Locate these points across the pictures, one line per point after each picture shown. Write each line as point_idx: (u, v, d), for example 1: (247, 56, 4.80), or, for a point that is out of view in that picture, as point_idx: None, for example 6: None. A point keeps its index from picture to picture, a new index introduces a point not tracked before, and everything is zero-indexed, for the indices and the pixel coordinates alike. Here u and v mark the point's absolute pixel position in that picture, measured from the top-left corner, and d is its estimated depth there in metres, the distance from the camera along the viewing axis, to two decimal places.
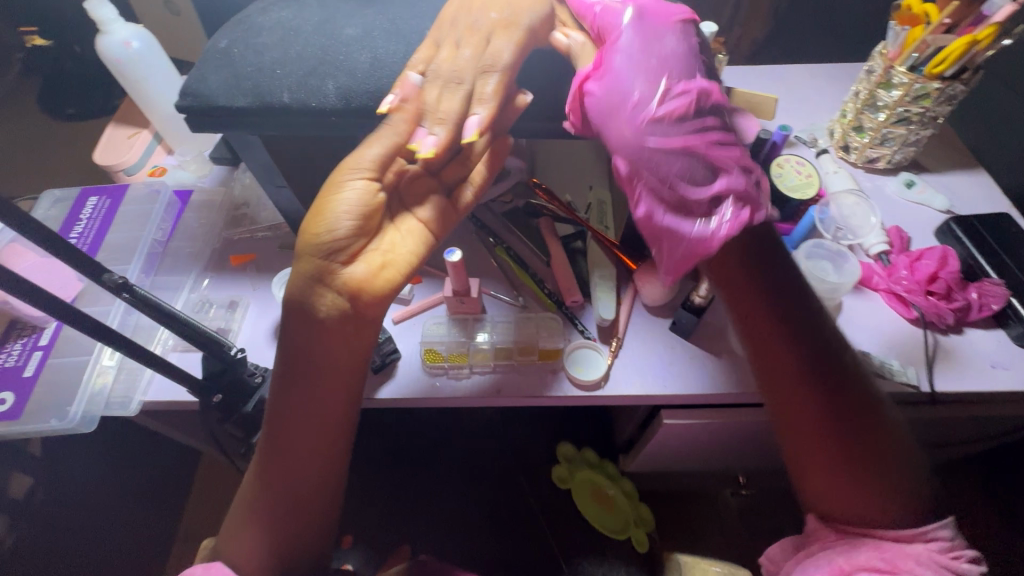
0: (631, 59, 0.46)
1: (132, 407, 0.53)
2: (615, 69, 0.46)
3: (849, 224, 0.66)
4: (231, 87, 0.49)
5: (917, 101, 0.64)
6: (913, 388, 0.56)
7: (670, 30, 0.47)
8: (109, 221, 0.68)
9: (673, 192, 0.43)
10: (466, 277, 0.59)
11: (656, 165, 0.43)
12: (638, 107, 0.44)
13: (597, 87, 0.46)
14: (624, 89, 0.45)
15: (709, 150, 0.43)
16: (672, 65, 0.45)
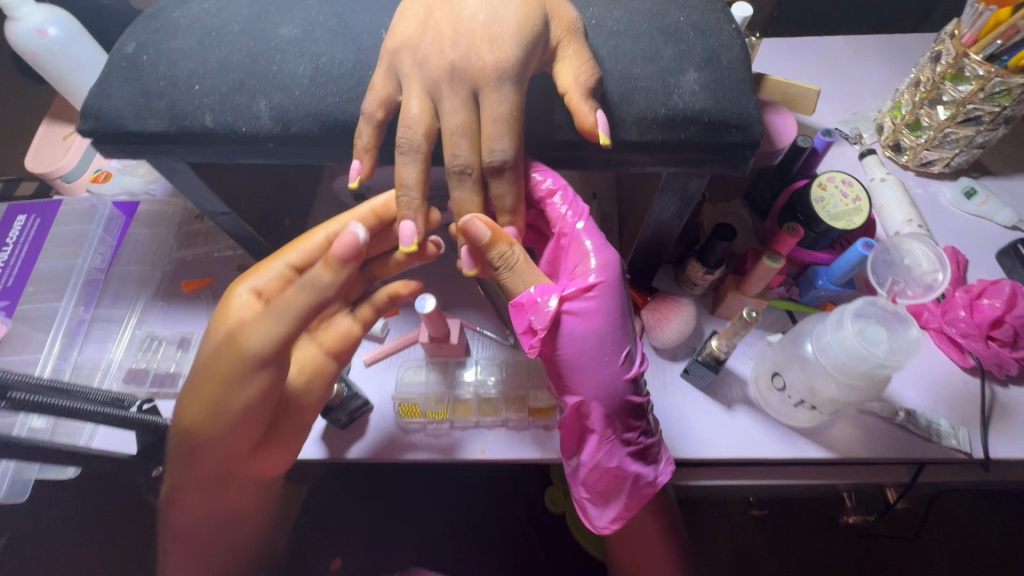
0: (616, 311, 0.41)
1: (69, 472, 0.49)
2: (604, 315, 0.40)
3: (912, 276, 0.52)
4: (141, 107, 0.39)
5: (993, 99, 0.52)
6: (965, 455, 0.48)
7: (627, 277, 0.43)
8: (38, 245, 0.59)
9: (640, 444, 0.43)
10: (445, 319, 0.50)
11: (619, 431, 0.43)
12: (618, 368, 0.41)
13: (574, 333, 0.40)
14: (612, 355, 0.41)
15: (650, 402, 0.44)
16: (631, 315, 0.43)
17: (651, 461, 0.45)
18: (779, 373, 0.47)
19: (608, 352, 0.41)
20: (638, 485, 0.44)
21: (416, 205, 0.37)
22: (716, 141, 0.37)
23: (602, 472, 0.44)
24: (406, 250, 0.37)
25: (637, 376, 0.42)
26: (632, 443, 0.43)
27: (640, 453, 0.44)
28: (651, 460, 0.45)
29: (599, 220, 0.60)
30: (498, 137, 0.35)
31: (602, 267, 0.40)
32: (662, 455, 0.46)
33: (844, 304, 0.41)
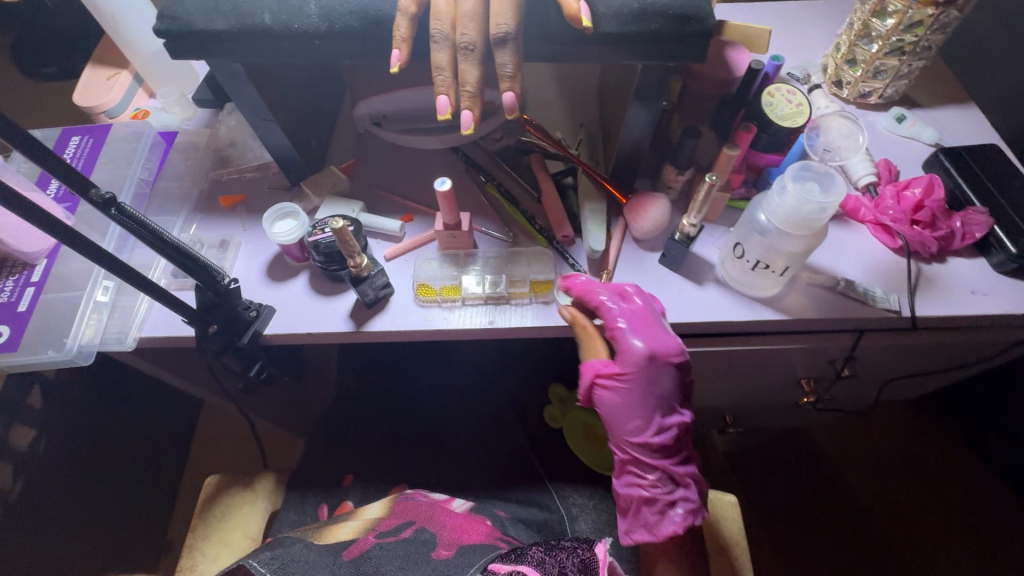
0: (636, 393, 0.54)
1: (128, 342, 0.54)
2: (633, 385, 0.54)
3: (837, 147, 0.66)
4: (209, 8, 0.48)
5: (911, 29, 0.63)
6: (896, 314, 0.57)
7: (672, 373, 0.54)
8: (94, 159, 0.67)
9: (652, 496, 0.55)
10: (457, 210, 0.59)
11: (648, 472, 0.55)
12: (644, 424, 0.54)
13: (610, 396, 0.55)
14: (626, 415, 0.54)
15: (677, 469, 0.55)
16: (662, 404, 0.54)
17: (677, 505, 0.54)
18: (739, 245, 0.57)
19: (637, 413, 0.54)
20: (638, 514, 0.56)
21: (449, 83, 0.45)
22: (679, 30, 0.46)
23: (632, 502, 0.56)
24: (442, 120, 0.45)
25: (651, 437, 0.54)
26: (658, 494, 0.55)
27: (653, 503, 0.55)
28: (680, 510, 0.54)
29: (586, 142, 0.70)
30: (503, 15, 0.44)
31: (632, 351, 0.53)
32: (690, 509, 0.54)
33: (785, 171, 0.50)
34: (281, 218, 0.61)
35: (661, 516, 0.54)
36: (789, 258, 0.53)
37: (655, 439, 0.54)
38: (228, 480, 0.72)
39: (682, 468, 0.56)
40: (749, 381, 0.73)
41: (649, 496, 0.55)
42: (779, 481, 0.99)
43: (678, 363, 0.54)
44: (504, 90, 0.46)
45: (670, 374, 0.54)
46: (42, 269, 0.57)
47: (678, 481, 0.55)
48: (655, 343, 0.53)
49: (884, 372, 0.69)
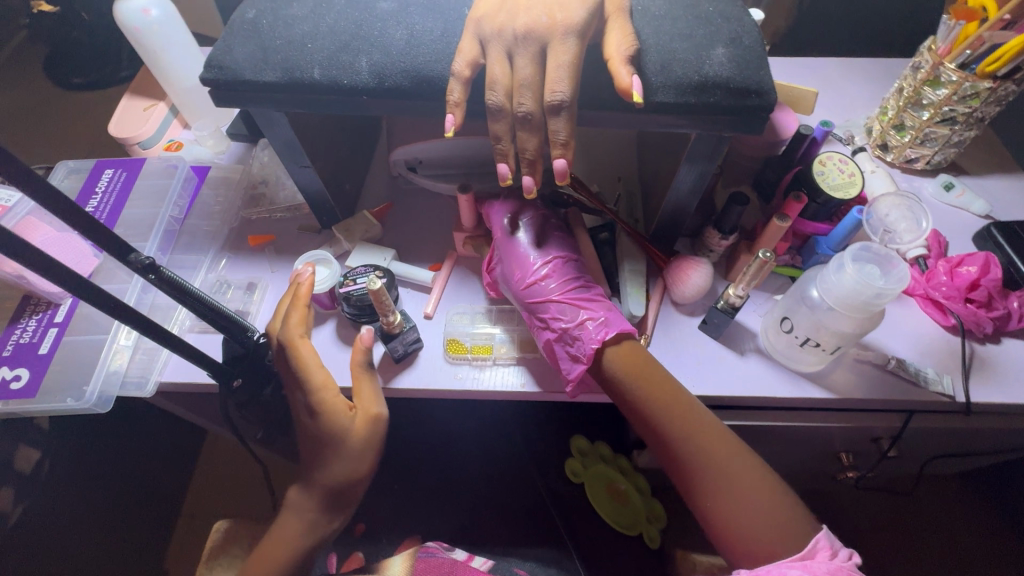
0: (515, 248, 0.57)
1: (148, 388, 0.52)
2: (507, 247, 0.57)
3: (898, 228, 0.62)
4: (259, 60, 0.47)
5: (965, 100, 0.61)
6: (949, 398, 0.54)
7: (536, 224, 0.58)
8: (125, 195, 0.67)
9: (558, 328, 0.53)
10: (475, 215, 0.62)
11: (545, 306, 0.54)
12: (527, 266, 0.55)
13: (499, 270, 0.58)
14: (513, 271, 0.56)
15: (572, 294, 0.53)
16: (537, 248, 0.56)
17: (586, 322, 0.52)
18: (787, 318, 0.55)
19: (516, 262, 0.56)
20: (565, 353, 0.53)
21: (509, 152, 0.46)
22: (739, 105, 0.45)
23: (555, 351, 0.54)
24: (505, 185, 0.46)
25: (535, 278, 0.55)
26: (562, 322, 0.52)
27: (565, 337, 0.52)
28: (594, 325, 0.52)
29: (624, 198, 0.68)
30: (560, 81, 0.42)
31: (497, 219, 0.59)
32: (602, 320, 0.52)
33: (843, 250, 0.49)
34: (312, 264, 0.60)
35: (577, 342, 0.51)
36: (841, 337, 0.51)
37: (537, 274, 0.55)
38: (236, 527, 0.69)
39: (577, 290, 0.54)
40: (783, 450, 0.69)
41: (555, 331, 0.53)
42: None
43: (537, 219, 0.58)
44: (555, 156, 0.44)
45: (533, 225, 0.58)
46: (66, 310, 0.55)
47: (577, 302, 0.53)
48: (517, 208, 0.59)
49: (928, 448, 0.65)
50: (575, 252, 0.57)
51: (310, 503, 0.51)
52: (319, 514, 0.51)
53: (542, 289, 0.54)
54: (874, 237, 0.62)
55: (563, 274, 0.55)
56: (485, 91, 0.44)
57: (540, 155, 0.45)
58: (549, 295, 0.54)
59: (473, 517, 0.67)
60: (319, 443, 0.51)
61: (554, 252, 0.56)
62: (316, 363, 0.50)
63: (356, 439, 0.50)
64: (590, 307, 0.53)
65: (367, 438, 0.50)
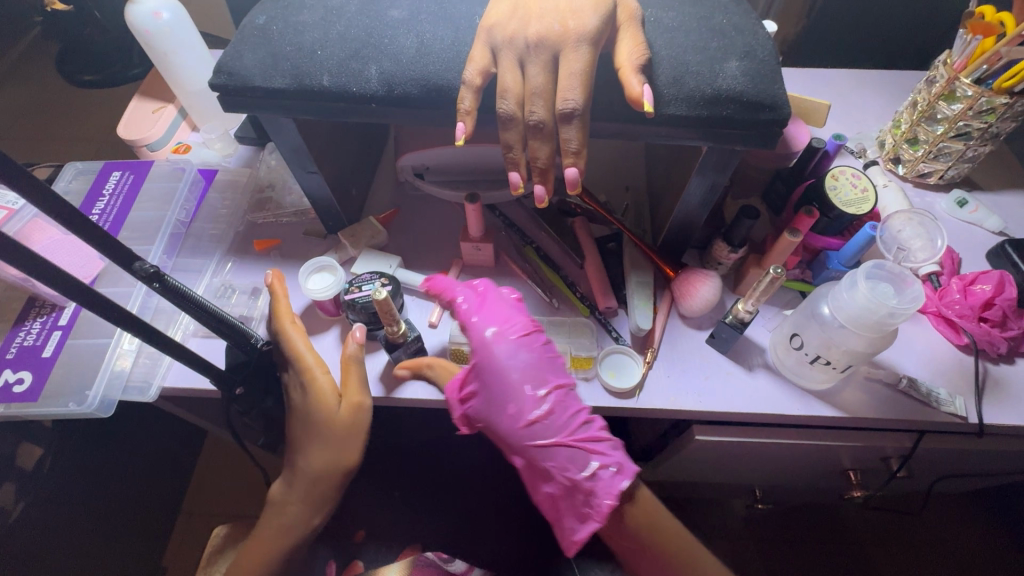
0: (509, 378, 0.47)
1: (150, 393, 0.52)
2: (494, 379, 0.47)
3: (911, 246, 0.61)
4: (268, 66, 0.47)
5: (981, 116, 0.60)
6: (962, 419, 0.53)
7: (528, 344, 0.48)
8: (132, 198, 0.67)
9: (567, 482, 0.45)
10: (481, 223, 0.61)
11: (547, 454, 0.45)
12: (525, 402, 0.46)
13: (480, 400, 0.48)
14: (503, 406, 0.46)
15: (578, 433, 0.46)
16: (533, 378, 0.47)
17: (602, 471, 0.45)
18: (797, 335, 0.54)
19: (509, 396, 0.46)
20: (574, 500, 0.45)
21: (520, 161, 0.45)
22: (753, 118, 0.44)
23: (558, 503, 0.46)
24: (517, 193, 0.46)
25: (535, 417, 0.46)
26: (570, 476, 0.45)
27: (573, 491, 0.45)
28: (608, 472, 0.45)
29: (632, 209, 0.68)
30: (571, 89, 0.42)
31: (484, 338, 0.48)
32: (616, 464, 0.45)
33: (856, 267, 0.48)
34: (317, 270, 0.59)
35: (592, 498, 0.44)
36: (853, 356, 0.50)
37: (536, 412, 0.46)
38: (236, 532, 0.68)
39: (584, 428, 0.46)
40: (790, 467, 0.68)
41: (563, 485, 0.45)
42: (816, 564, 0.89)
43: (524, 335, 0.48)
44: (566, 165, 0.43)
45: (527, 346, 0.48)
46: (69, 314, 0.55)
47: (587, 446, 0.45)
48: (502, 327, 0.48)
49: (939, 468, 0.64)
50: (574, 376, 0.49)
51: (291, 496, 0.51)
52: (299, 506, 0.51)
53: (546, 431, 0.45)
54: (887, 254, 0.62)
55: (566, 410, 0.46)
56: (496, 99, 0.44)
57: (551, 164, 0.45)
58: (554, 436, 0.46)
59: (474, 527, 0.66)
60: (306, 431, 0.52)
61: (553, 380, 0.47)
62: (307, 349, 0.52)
63: (338, 424, 0.51)
64: (602, 452, 0.46)
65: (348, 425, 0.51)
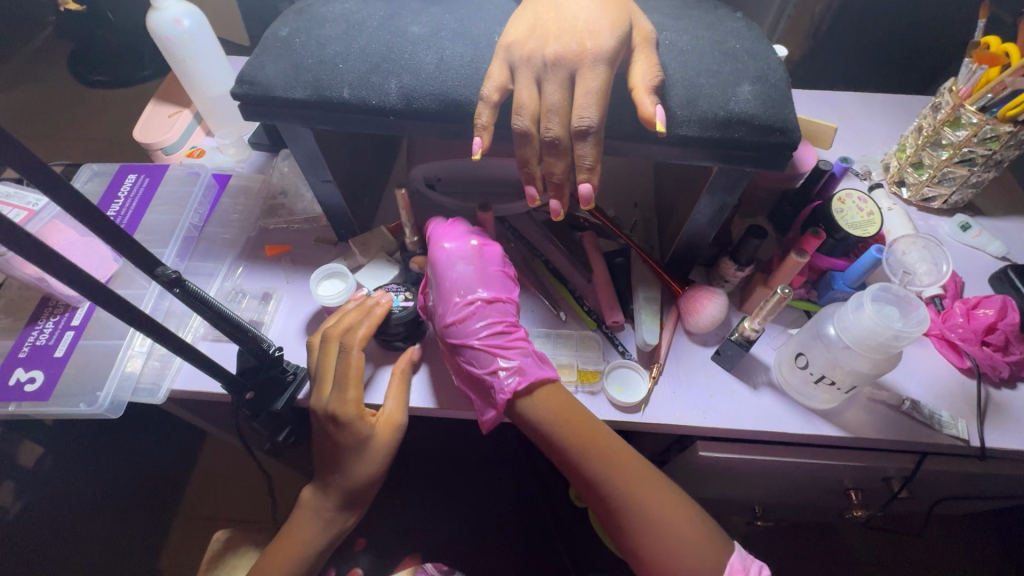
0: (447, 283, 0.54)
1: (160, 395, 0.52)
2: (436, 282, 0.55)
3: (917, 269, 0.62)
4: (290, 77, 0.48)
5: (985, 143, 0.61)
6: (963, 442, 0.54)
7: (472, 258, 0.55)
8: (147, 200, 0.68)
9: (475, 373, 0.51)
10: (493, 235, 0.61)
11: (462, 348, 0.52)
12: (452, 303, 0.53)
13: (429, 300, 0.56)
14: (437, 306, 0.54)
15: (490, 337, 0.52)
16: (466, 287, 0.54)
17: (498, 370, 0.50)
18: (802, 354, 0.54)
19: (444, 298, 0.54)
20: (480, 387, 0.52)
21: (534, 176, 0.46)
22: (763, 141, 0.45)
23: (472, 391, 0.53)
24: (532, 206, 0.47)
25: (456, 316, 0.52)
26: (476, 369, 0.51)
27: (481, 383, 0.51)
28: (508, 373, 0.50)
29: (640, 224, 0.69)
30: (587, 107, 0.42)
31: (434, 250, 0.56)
32: (517, 368, 0.50)
33: (864, 290, 0.49)
34: (327, 277, 0.60)
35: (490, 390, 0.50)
36: (856, 377, 0.51)
37: (459, 314, 0.52)
38: (237, 536, 0.67)
39: (496, 335, 0.52)
40: (791, 485, 0.68)
41: (472, 375, 0.52)
42: None
43: (476, 254, 0.55)
44: (580, 181, 0.44)
45: (471, 259, 0.55)
46: (84, 314, 0.56)
47: (494, 348, 0.51)
48: (457, 242, 0.56)
49: (940, 490, 0.64)
50: (511, 295, 0.55)
51: (327, 502, 0.54)
52: (338, 512, 0.54)
53: (463, 332, 0.52)
54: (892, 278, 0.62)
55: (485, 316, 0.53)
56: (513, 115, 0.45)
57: (566, 179, 0.46)
58: (467, 334, 0.52)
59: (475, 538, 0.66)
60: (341, 451, 0.52)
61: (484, 292, 0.54)
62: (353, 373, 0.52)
63: (380, 446, 0.52)
64: (509, 356, 0.51)
65: (389, 445, 0.53)
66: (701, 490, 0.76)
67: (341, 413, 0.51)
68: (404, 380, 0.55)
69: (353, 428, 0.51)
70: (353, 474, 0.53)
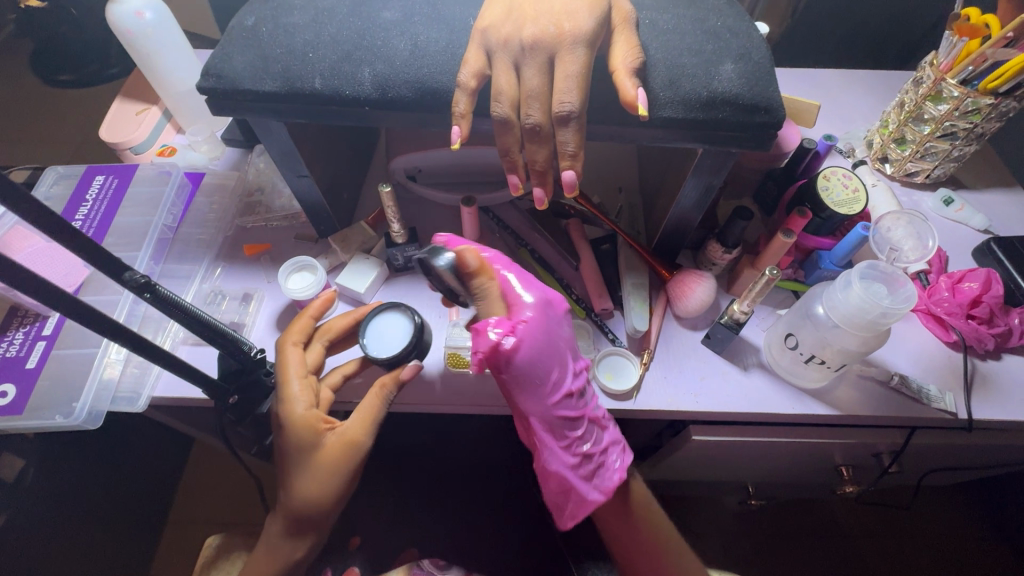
0: (558, 346, 0.49)
1: (140, 403, 0.51)
2: (546, 341, 0.48)
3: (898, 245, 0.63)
4: (258, 69, 0.46)
5: (966, 116, 0.61)
6: (952, 415, 0.54)
7: (566, 323, 0.52)
8: (117, 202, 0.65)
9: (591, 451, 0.50)
10: (477, 227, 0.60)
11: (578, 423, 0.50)
12: (566, 372, 0.49)
13: (526, 356, 0.46)
14: (551, 370, 0.48)
15: (597, 412, 0.51)
16: (572, 354, 0.50)
17: (610, 448, 0.51)
18: (791, 335, 0.54)
19: (558, 363, 0.48)
20: (589, 466, 0.50)
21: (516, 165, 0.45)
22: (749, 120, 0.44)
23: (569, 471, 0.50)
24: (515, 195, 0.46)
25: (578, 387, 0.49)
26: (590, 445, 0.50)
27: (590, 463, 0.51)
28: (613, 450, 0.52)
29: (626, 210, 0.68)
30: (567, 92, 0.41)
31: (533, 301, 0.48)
32: (620, 445, 0.53)
33: (851, 268, 0.49)
34: (296, 270, 0.59)
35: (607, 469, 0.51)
36: (846, 355, 0.51)
37: (576, 385, 0.49)
38: (229, 542, 0.66)
39: (598, 406, 0.52)
40: (781, 463, 0.69)
41: (587, 451, 0.50)
42: (805, 556, 0.91)
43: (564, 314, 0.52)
44: (563, 168, 0.43)
45: (567, 324, 0.51)
46: (54, 323, 0.54)
47: (604, 423, 0.51)
48: (551, 298, 0.51)
49: (929, 463, 0.65)
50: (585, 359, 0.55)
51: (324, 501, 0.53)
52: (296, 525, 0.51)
53: (580, 403, 0.50)
54: (880, 255, 0.62)
55: (590, 387, 0.52)
56: (491, 102, 0.43)
57: (549, 167, 0.45)
58: (584, 406, 0.50)
59: (471, 532, 0.65)
60: (289, 459, 0.51)
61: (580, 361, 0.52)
62: (296, 374, 0.51)
63: (330, 459, 0.50)
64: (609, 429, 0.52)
65: (339, 459, 0.50)
66: (694, 473, 0.77)
67: (289, 412, 0.50)
68: (382, 396, 0.51)
69: (300, 431, 0.50)
70: (303, 491, 0.50)
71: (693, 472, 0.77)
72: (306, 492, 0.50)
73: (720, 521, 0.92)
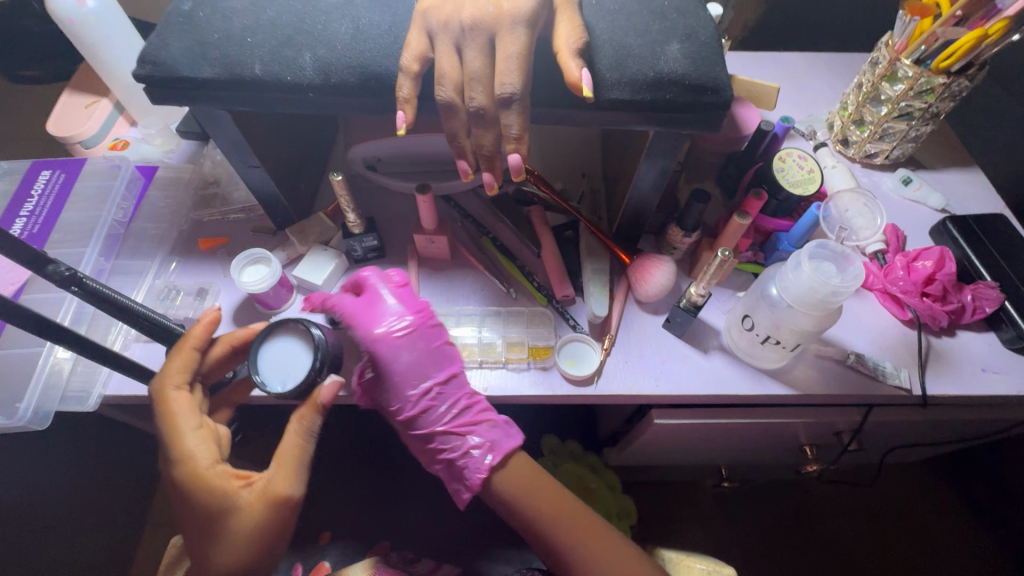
0: (393, 376, 0.50)
1: (90, 403, 0.49)
2: (381, 375, 0.51)
3: (853, 225, 0.64)
4: (195, 55, 0.45)
5: (921, 96, 0.61)
6: (906, 391, 0.55)
7: (410, 342, 0.51)
8: (64, 197, 0.64)
9: (450, 460, 0.50)
10: (436, 215, 0.59)
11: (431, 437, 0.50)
12: (405, 397, 0.50)
13: (372, 391, 0.52)
14: (389, 399, 0.51)
15: (453, 420, 0.50)
16: (410, 378, 0.50)
17: (473, 450, 0.49)
18: (748, 316, 0.55)
19: (395, 394, 0.51)
20: (454, 471, 0.50)
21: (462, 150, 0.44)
22: (695, 101, 0.44)
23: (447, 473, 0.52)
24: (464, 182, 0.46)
25: (415, 406, 0.50)
26: (449, 454, 0.50)
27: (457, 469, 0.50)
28: (481, 450, 0.49)
29: (588, 196, 0.67)
30: (509, 73, 0.41)
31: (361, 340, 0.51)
32: (489, 445, 0.49)
33: (801, 248, 0.49)
34: (251, 263, 0.58)
35: (468, 475, 0.49)
36: (801, 334, 0.51)
37: (416, 407, 0.50)
38: None
39: (461, 412, 0.50)
40: (750, 444, 0.70)
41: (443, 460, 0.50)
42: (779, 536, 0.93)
43: (405, 335, 0.50)
44: (510, 151, 0.43)
45: (409, 344, 0.50)
46: None
47: (463, 430, 0.50)
48: (388, 323, 0.51)
49: (892, 439, 0.66)
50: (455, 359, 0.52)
51: None
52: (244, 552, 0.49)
53: (427, 420, 0.50)
54: (830, 234, 0.64)
55: (447, 398, 0.50)
56: (435, 85, 0.43)
57: (496, 152, 0.44)
58: (430, 420, 0.50)
59: (440, 523, 0.65)
60: (207, 527, 0.46)
61: (432, 375, 0.50)
62: (192, 426, 0.46)
63: (252, 518, 0.45)
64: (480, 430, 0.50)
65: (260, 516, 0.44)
66: (666, 457, 0.77)
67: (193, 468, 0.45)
68: (306, 429, 0.46)
69: (212, 490, 0.45)
70: (221, 560, 0.45)
71: (665, 457, 0.77)
72: (230, 557, 0.45)
73: (696, 504, 0.93)
